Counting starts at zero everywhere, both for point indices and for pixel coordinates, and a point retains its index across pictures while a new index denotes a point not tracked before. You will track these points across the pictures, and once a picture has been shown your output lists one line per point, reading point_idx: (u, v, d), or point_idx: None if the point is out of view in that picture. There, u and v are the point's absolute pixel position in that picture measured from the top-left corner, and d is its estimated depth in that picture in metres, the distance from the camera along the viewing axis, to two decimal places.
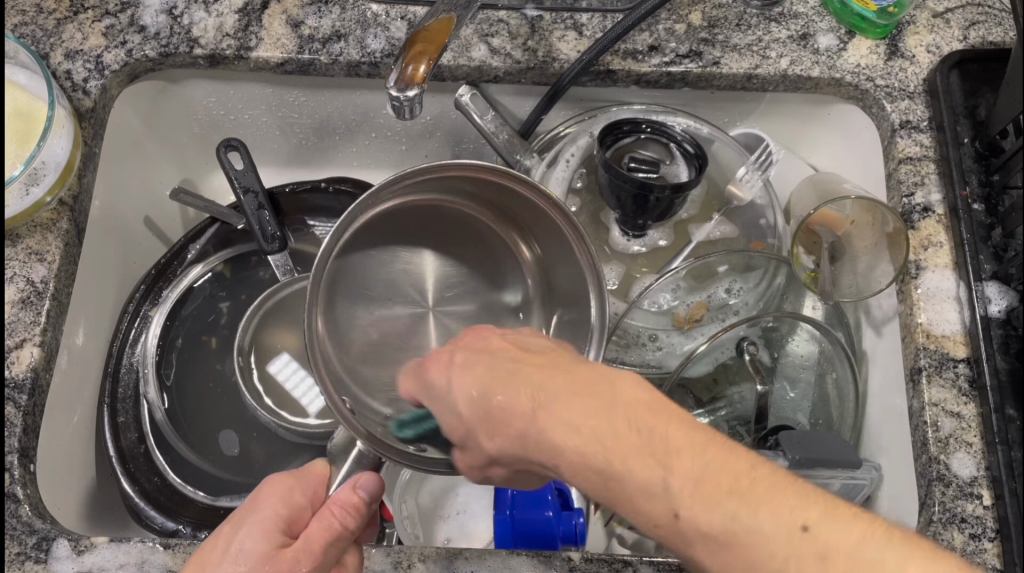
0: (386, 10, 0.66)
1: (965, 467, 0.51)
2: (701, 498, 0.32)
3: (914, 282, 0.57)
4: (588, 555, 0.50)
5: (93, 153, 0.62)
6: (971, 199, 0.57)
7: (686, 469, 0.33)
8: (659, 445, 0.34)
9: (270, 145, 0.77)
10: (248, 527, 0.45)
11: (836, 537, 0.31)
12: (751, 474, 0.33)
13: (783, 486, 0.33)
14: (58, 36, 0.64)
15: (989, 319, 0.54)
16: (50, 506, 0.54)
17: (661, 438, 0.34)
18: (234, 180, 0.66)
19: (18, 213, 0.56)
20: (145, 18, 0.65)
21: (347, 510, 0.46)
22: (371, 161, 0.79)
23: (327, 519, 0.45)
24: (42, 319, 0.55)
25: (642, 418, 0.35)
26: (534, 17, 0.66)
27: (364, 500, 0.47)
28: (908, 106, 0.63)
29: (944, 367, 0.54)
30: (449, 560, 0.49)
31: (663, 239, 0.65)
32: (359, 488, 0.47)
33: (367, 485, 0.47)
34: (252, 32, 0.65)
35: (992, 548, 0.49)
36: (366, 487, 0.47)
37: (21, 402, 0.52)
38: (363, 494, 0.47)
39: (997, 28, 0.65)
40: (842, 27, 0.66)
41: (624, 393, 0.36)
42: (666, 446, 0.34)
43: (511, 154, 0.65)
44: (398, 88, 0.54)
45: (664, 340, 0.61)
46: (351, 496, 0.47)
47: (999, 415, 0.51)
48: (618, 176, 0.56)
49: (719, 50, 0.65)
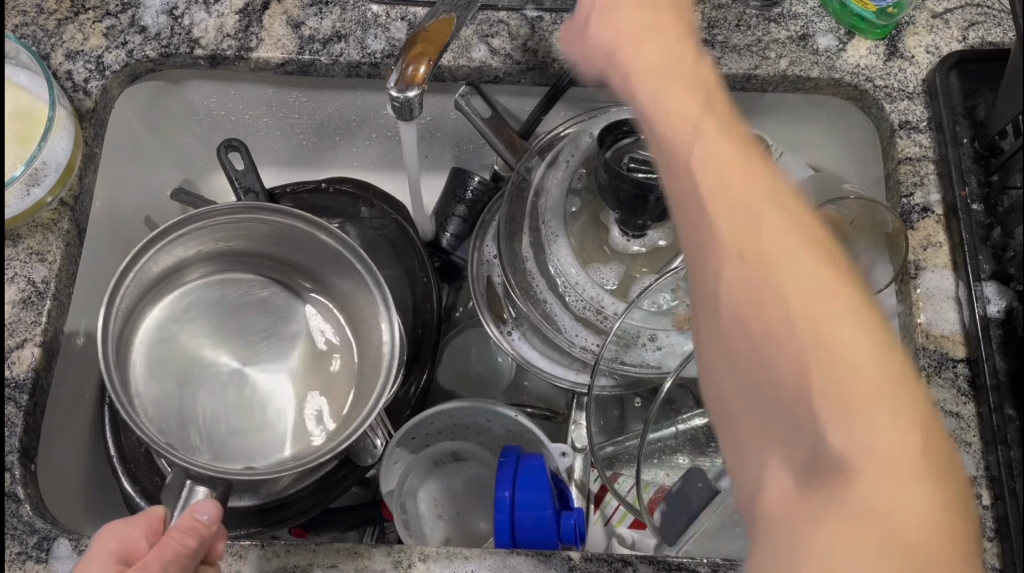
0: (386, 10, 0.66)
1: (965, 467, 0.51)
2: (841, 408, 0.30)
3: (913, 282, 0.57)
4: (588, 554, 0.50)
5: (93, 153, 0.62)
6: (971, 199, 0.57)
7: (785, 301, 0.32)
8: (780, 305, 0.32)
9: (271, 146, 0.77)
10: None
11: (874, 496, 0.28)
12: (847, 319, 0.31)
13: (886, 398, 0.29)
14: (59, 36, 0.64)
15: (988, 319, 0.54)
16: (51, 505, 0.55)
17: (755, 196, 0.34)
18: (234, 181, 0.66)
19: (18, 213, 0.56)
20: (145, 18, 0.65)
21: (185, 534, 0.42)
22: (371, 161, 0.79)
23: (164, 544, 0.42)
24: (42, 319, 0.55)
25: (771, 273, 0.32)
26: (534, 17, 0.66)
27: (205, 522, 0.43)
28: (907, 107, 0.63)
29: (943, 367, 0.55)
30: (449, 560, 0.49)
31: (664, 239, 0.64)
32: (198, 513, 0.43)
33: (205, 505, 0.44)
34: (252, 32, 0.65)
35: (991, 547, 0.49)
36: (205, 510, 0.44)
37: (22, 402, 0.53)
38: (202, 518, 0.44)
39: (996, 29, 0.65)
40: (842, 27, 0.66)
41: (802, 269, 0.32)
42: (745, 308, 0.33)
43: (512, 155, 0.67)
44: (399, 88, 0.53)
45: (663, 340, 0.60)
46: (188, 519, 0.43)
47: (999, 415, 0.51)
48: (618, 175, 0.56)
49: (719, 50, 0.65)
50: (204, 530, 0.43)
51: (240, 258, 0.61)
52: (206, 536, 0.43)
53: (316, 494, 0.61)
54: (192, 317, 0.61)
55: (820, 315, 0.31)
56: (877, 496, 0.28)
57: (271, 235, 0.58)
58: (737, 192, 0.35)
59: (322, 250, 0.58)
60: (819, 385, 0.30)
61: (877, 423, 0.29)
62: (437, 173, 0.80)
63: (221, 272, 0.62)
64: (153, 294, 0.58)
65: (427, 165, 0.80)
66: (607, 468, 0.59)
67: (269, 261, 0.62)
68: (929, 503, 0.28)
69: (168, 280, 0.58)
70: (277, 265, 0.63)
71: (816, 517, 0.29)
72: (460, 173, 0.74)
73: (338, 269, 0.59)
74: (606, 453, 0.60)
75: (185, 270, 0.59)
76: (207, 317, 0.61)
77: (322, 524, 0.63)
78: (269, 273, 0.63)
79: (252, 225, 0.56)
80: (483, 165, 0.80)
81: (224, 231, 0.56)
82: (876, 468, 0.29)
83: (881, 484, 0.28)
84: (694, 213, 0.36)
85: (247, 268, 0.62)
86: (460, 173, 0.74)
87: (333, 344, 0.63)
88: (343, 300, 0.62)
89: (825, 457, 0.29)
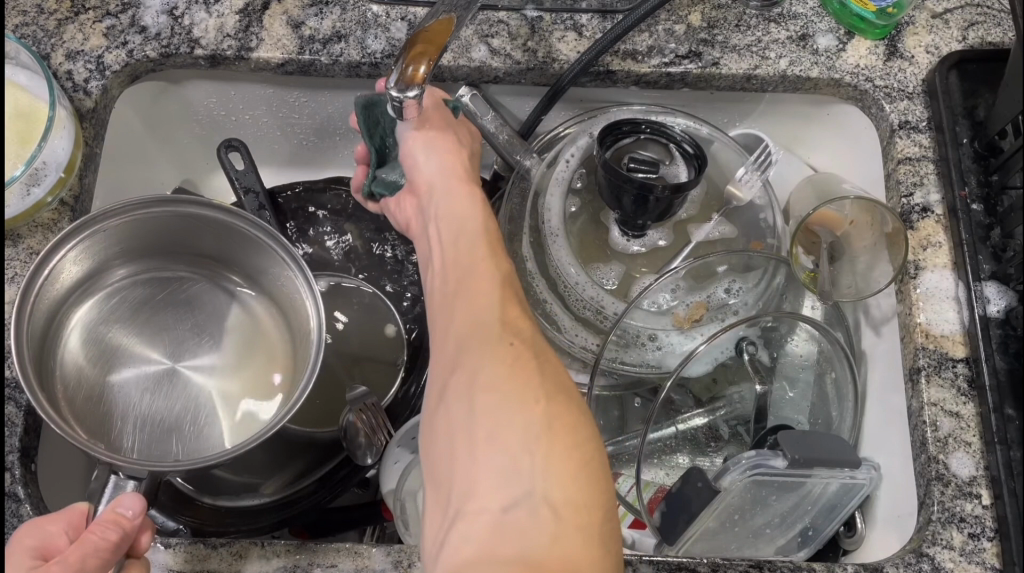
0: (386, 10, 0.66)
1: (965, 467, 0.51)
2: (525, 399, 0.39)
3: (913, 282, 0.57)
4: None
5: (93, 153, 0.62)
6: (970, 199, 0.57)
7: (514, 338, 0.42)
8: (492, 333, 0.42)
9: (271, 146, 0.77)
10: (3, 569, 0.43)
11: (565, 471, 0.37)
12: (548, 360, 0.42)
13: (529, 383, 0.40)
14: (59, 36, 0.64)
15: (988, 319, 0.54)
16: (51, 505, 0.55)
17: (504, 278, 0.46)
18: (234, 181, 0.66)
19: (18, 212, 0.56)
20: (146, 18, 0.65)
21: (103, 527, 0.42)
22: None
23: (86, 542, 0.42)
24: None
25: (510, 310, 0.44)
26: (534, 17, 0.66)
27: (126, 517, 0.43)
28: (907, 106, 0.63)
29: (943, 367, 0.55)
30: None
31: (663, 239, 0.65)
32: (117, 507, 0.43)
33: (127, 500, 0.44)
34: (252, 32, 0.65)
35: (991, 548, 0.49)
36: (126, 505, 0.43)
37: (22, 403, 0.52)
38: (126, 512, 0.43)
39: (996, 29, 0.65)
40: (842, 27, 0.66)
41: (528, 337, 0.43)
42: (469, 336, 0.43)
43: (511, 154, 0.66)
44: (399, 88, 0.53)
45: (663, 340, 0.60)
46: (108, 513, 0.43)
47: (999, 415, 0.51)
48: (617, 176, 0.56)
49: (719, 50, 0.65)
50: (127, 524, 0.43)
51: (159, 254, 0.59)
52: (129, 531, 0.43)
53: (313, 495, 0.62)
54: (113, 319, 0.58)
55: (504, 326, 0.43)
56: (533, 461, 0.37)
57: (184, 224, 0.56)
58: (494, 271, 0.47)
59: (243, 236, 0.56)
60: (484, 378, 0.40)
61: (530, 404, 0.39)
62: None
63: (141, 269, 0.59)
64: (70, 295, 0.55)
65: None
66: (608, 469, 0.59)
67: (192, 254, 0.60)
68: (580, 480, 0.37)
69: (84, 280, 0.55)
70: (199, 258, 0.60)
71: (489, 451, 0.38)
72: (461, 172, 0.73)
73: (258, 257, 0.57)
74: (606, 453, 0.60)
75: (101, 269, 0.56)
76: (132, 316, 0.58)
77: (321, 526, 0.62)
78: (190, 267, 0.61)
79: (167, 214, 0.54)
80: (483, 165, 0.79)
81: (139, 222, 0.54)
82: (519, 435, 0.38)
83: (510, 453, 0.37)
84: (473, 268, 0.47)
85: (168, 262, 0.60)
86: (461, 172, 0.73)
87: (265, 332, 0.61)
88: (271, 291, 0.60)
89: (495, 435, 0.38)
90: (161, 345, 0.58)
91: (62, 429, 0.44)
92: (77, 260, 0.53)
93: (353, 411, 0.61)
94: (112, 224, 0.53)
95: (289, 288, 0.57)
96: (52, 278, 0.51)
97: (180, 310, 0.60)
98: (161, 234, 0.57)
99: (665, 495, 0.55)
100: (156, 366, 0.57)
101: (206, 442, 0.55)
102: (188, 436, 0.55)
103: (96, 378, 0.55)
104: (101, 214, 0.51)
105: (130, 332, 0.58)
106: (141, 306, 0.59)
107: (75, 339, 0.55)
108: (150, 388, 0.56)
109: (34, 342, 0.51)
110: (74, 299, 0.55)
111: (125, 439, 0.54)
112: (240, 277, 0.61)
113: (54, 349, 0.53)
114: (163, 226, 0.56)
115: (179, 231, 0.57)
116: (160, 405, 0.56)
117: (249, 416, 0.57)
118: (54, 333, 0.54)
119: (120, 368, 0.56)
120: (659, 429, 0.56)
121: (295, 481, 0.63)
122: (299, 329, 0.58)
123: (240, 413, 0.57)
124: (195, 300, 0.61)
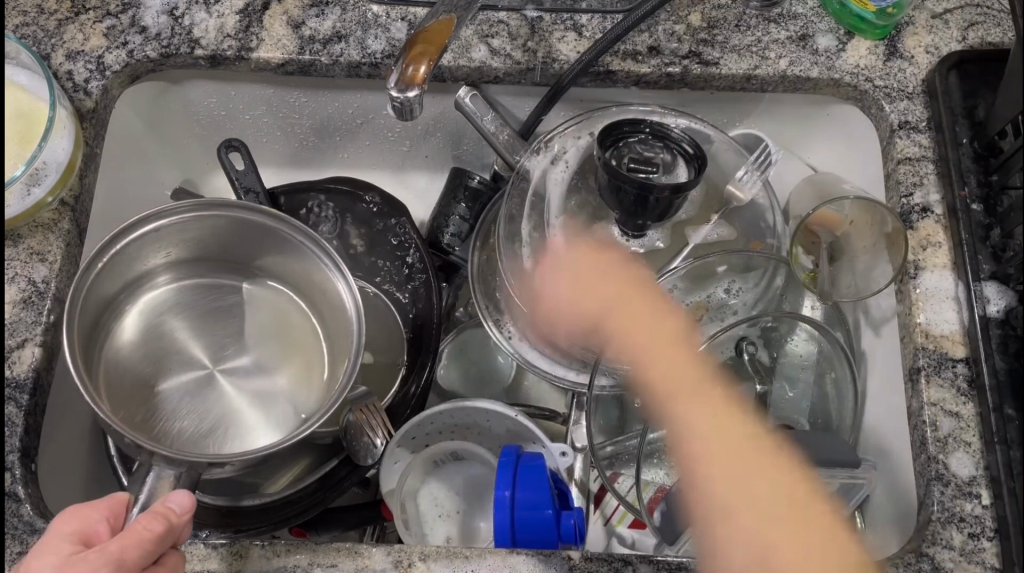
0: (386, 10, 0.66)
1: (964, 467, 0.52)
2: None
3: (913, 282, 0.57)
4: (588, 554, 0.50)
5: (93, 153, 0.62)
6: (970, 199, 0.57)
7: None
8: None
9: (271, 146, 0.77)
10: (40, 550, 0.42)
11: None
12: None
13: None
14: (59, 36, 0.64)
15: (988, 319, 0.54)
16: (53, 505, 0.55)
17: None
18: (234, 181, 0.66)
19: (18, 213, 0.56)
20: (146, 18, 0.65)
21: (151, 520, 0.42)
22: (370, 161, 0.79)
23: (130, 531, 0.42)
24: (43, 318, 0.55)
25: None
26: (534, 17, 0.66)
27: (174, 512, 0.43)
28: (907, 107, 0.63)
29: (943, 367, 0.55)
30: (449, 560, 0.49)
31: (662, 240, 0.63)
32: (169, 503, 0.43)
33: (178, 496, 0.44)
34: (252, 32, 0.65)
35: (991, 547, 0.49)
36: (177, 500, 0.44)
37: (22, 402, 0.53)
38: (173, 508, 0.43)
39: (996, 29, 0.65)
40: (842, 28, 0.66)
41: None
42: None
43: (512, 154, 0.66)
44: (398, 89, 0.53)
45: None
46: (158, 506, 0.43)
47: (999, 415, 0.51)
48: (619, 175, 0.56)
49: (719, 50, 0.65)
50: (173, 519, 0.43)
51: (206, 261, 0.59)
52: (175, 525, 0.43)
53: (316, 493, 0.62)
54: (161, 319, 0.58)
55: None
56: None
57: (234, 232, 0.56)
58: None
59: (290, 243, 0.55)
60: (783, 474, 0.53)
61: None
62: (438, 174, 0.80)
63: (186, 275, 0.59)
64: (121, 292, 0.55)
65: (427, 165, 0.80)
66: (607, 468, 0.59)
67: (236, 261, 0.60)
68: None
69: (134, 279, 0.56)
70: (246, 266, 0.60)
71: None
72: (459, 173, 0.73)
73: (301, 263, 0.57)
74: (606, 453, 0.60)
75: (152, 270, 0.56)
76: (179, 319, 0.59)
77: (324, 523, 0.63)
78: (236, 276, 0.61)
79: (220, 219, 0.54)
80: (483, 165, 0.79)
81: (192, 224, 0.54)
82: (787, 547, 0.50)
83: None
84: None
85: (215, 269, 0.60)
86: (460, 174, 0.73)
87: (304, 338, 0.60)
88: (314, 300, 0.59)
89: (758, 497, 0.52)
90: (207, 347, 0.59)
91: (107, 418, 0.45)
92: (132, 255, 0.53)
93: (354, 411, 0.59)
94: (165, 224, 0.52)
95: (326, 290, 0.56)
96: (107, 272, 0.52)
97: (224, 318, 0.60)
98: (213, 240, 0.57)
99: (665, 494, 0.55)
100: (198, 369, 0.58)
101: (239, 444, 0.56)
102: (225, 440, 0.55)
103: (141, 376, 0.56)
104: (154, 212, 0.51)
105: (176, 333, 0.58)
106: (186, 311, 0.59)
107: (124, 333, 0.55)
108: (192, 391, 0.57)
109: (84, 330, 0.51)
110: (122, 296, 0.55)
111: (165, 437, 0.54)
112: (282, 285, 0.61)
113: (102, 338, 0.54)
114: (214, 233, 0.56)
115: (228, 240, 0.57)
116: (202, 410, 0.56)
117: (292, 416, 0.57)
118: (103, 325, 0.54)
119: (165, 369, 0.57)
120: (659, 429, 0.57)
121: (294, 481, 0.63)
122: (337, 328, 0.57)
123: (275, 416, 0.57)
124: (240, 309, 0.60)
